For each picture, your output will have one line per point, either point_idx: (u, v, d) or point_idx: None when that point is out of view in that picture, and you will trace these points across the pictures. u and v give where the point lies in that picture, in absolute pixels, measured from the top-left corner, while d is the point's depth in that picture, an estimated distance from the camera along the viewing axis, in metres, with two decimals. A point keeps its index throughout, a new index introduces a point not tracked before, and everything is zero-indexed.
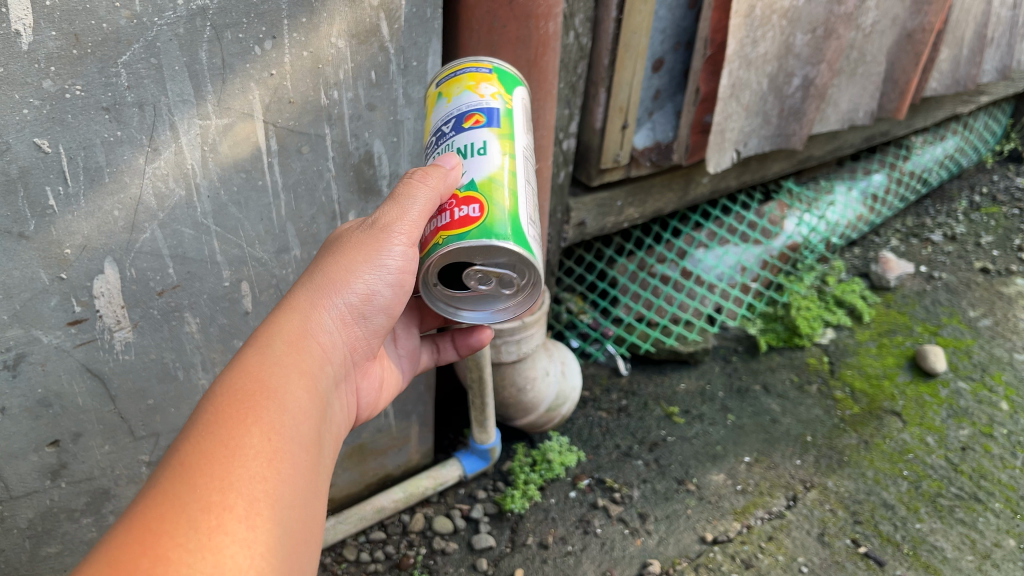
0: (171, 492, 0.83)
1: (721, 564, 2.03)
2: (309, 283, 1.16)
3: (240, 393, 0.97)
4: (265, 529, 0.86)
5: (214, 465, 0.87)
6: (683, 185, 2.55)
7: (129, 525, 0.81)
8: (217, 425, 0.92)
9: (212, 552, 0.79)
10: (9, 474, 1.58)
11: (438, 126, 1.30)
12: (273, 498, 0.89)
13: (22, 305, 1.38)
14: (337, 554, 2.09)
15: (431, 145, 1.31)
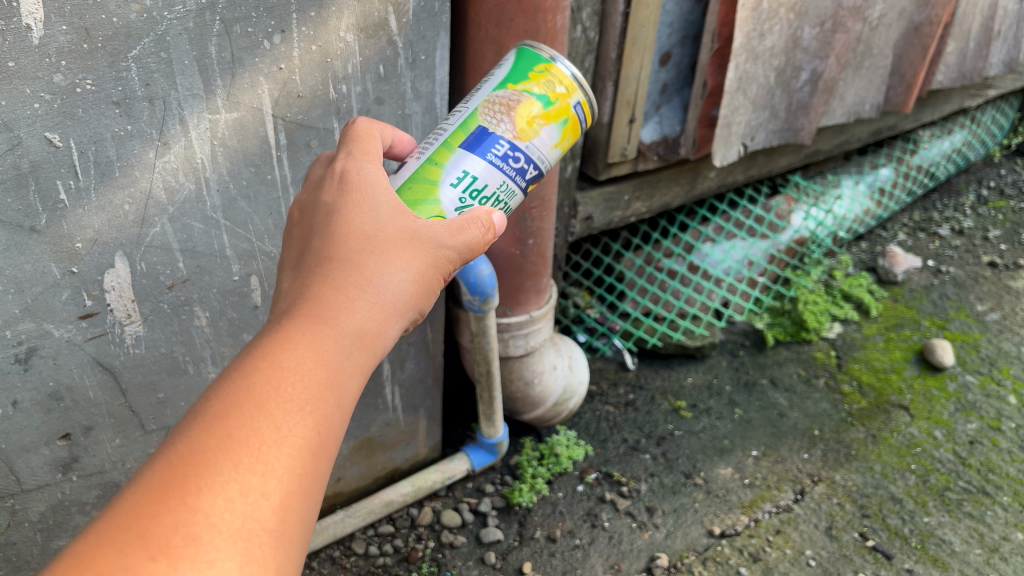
0: (216, 466, 0.73)
1: (729, 557, 2.03)
2: (375, 243, 1.01)
3: (298, 365, 0.84)
4: (289, 526, 0.76)
5: (265, 447, 0.76)
6: (691, 179, 2.54)
7: (159, 486, 0.71)
8: (274, 399, 0.80)
9: (240, 539, 0.71)
10: (20, 467, 1.59)
11: (529, 149, 1.26)
12: (306, 493, 0.79)
13: (33, 299, 1.39)
14: (345, 548, 2.10)
15: (511, 155, 1.25)
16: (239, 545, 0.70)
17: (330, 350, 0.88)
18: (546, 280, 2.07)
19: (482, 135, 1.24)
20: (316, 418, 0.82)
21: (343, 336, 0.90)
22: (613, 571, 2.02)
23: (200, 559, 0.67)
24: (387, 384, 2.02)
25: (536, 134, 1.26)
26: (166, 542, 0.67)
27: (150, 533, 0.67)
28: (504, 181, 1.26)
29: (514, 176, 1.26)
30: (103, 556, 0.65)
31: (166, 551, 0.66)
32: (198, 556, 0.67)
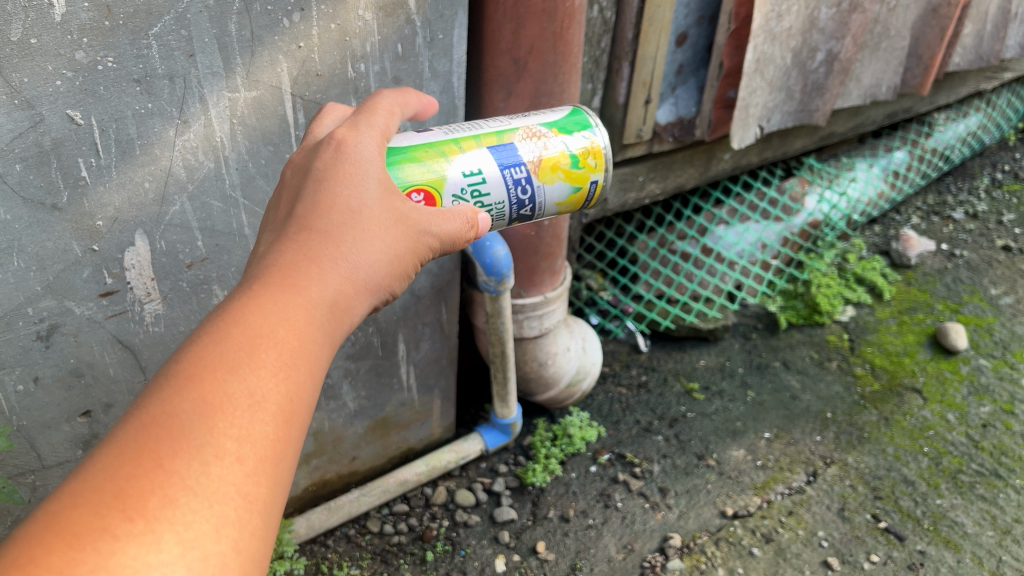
0: (191, 431, 0.68)
1: (742, 538, 2.04)
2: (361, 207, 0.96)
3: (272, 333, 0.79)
4: (269, 489, 0.72)
5: (240, 414, 0.72)
6: (705, 161, 2.54)
7: (131, 448, 0.66)
8: (249, 367, 0.75)
9: (218, 502, 0.67)
10: (41, 443, 1.60)
11: (536, 192, 1.30)
12: (282, 457, 0.75)
13: (55, 276, 1.39)
14: (360, 526, 2.12)
15: (522, 184, 1.29)
16: (215, 509, 0.66)
17: (306, 321, 0.83)
18: (560, 262, 2.06)
19: (510, 153, 1.28)
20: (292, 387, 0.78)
21: (318, 309, 0.86)
22: (626, 550, 2.04)
23: (178, 522, 0.63)
24: (402, 363, 2.03)
25: (550, 182, 1.31)
26: (143, 503, 0.63)
27: (127, 493, 0.63)
28: (499, 204, 1.28)
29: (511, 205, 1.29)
30: (77, 516, 0.61)
31: (144, 513, 0.62)
32: (177, 518, 0.63)
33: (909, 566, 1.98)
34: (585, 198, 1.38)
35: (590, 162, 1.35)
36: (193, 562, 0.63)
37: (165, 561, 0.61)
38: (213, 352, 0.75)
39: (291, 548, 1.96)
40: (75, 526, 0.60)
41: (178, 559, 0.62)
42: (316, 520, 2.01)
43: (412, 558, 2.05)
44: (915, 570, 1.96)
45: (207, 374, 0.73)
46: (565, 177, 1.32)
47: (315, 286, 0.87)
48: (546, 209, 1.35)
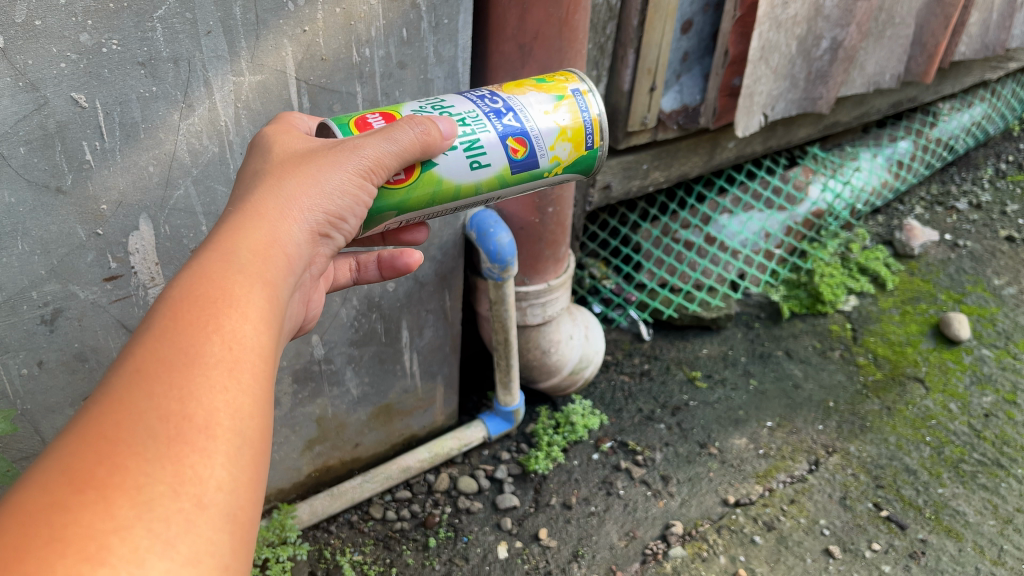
0: (125, 399, 0.66)
1: (744, 526, 2.05)
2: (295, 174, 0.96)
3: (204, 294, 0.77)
4: (231, 440, 0.69)
5: (178, 369, 0.70)
6: (709, 149, 2.53)
7: (70, 434, 0.64)
8: (171, 324, 0.73)
9: (171, 461, 0.64)
10: (45, 427, 1.60)
11: (511, 104, 1.21)
12: (242, 409, 0.72)
13: (59, 260, 1.39)
14: (363, 512, 2.12)
15: (492, 97, 1.22)
16: (169, 468, 0.64)
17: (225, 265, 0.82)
18: (564, 249, 2.06)
19: (470, 90, 1.25)
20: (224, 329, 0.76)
21: (240, 256, 0.84)
22: (629, 537, 2.04)
23: (130, 486, 0.61)
24: (405, 350, 2.03)
25: (523, 92, 1.24)
26: (90, 474, 0.61)
27: (75, 471, 0.61)
28: (478, 119, 1.18)
29: (487, 115, 1.19)
30: (28, 503, 0.59)
31: (93, 483, 0.61)
32: (129, 483, 0.61)
33: (911, 554, 1.98)
34: (579, 108, 1.26)
35: (561, 79, 1.29)
36: (154, 525, 0.61)
37: (124, 526, 0.59)
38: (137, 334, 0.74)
39: (294, 534, 1.97)
40: (28, 512, 0.59)
41: (136, 522, 0.60)
42: (319, 506, 2.02)
43: (415, 544, 2.05)
44: (917, 558, 1.97)
45: (130, 351, 0.72)
46: (538, 90, 1.25)
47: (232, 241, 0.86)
48: (542, 123, 1.22)
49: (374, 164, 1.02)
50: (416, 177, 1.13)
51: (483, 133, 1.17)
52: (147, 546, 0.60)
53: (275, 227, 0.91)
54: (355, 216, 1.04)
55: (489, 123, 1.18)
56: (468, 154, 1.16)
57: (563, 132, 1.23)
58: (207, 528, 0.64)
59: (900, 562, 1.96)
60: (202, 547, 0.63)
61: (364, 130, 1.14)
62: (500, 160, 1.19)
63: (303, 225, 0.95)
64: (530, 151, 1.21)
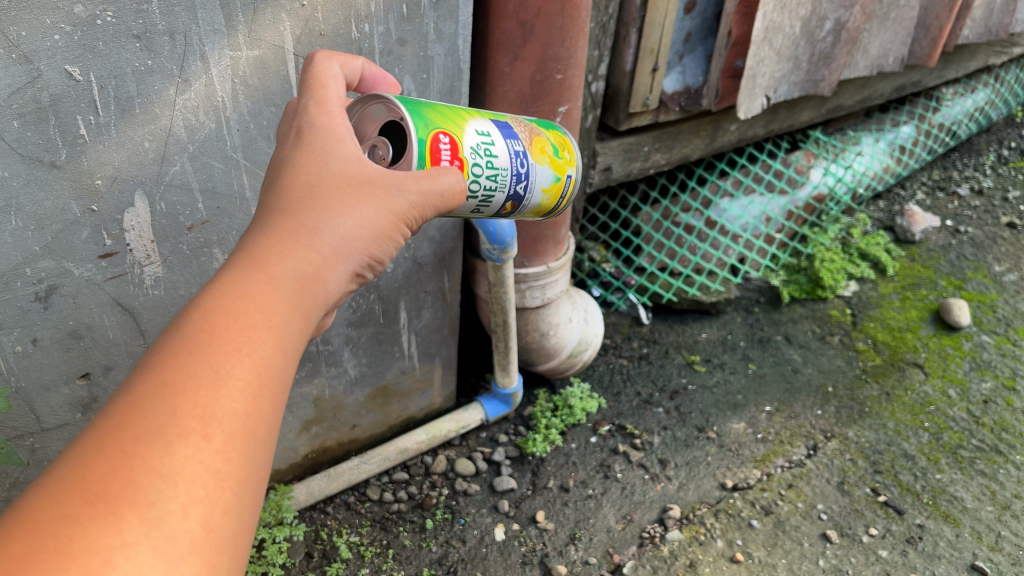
0: (151, 410, 0.65)
1: (742, 510, 2.04)
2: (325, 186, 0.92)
3: (240, 314, 0.74)
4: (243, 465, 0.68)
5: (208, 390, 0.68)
6: (711, 132, 2.51)
7: (89, 442, 0.63)
8: (211, 345, 0.71)
9: (184, 482, 0.63)
10: (40, 405, 1.59)
11: (528, 166, 1.30)
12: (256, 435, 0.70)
13: (53, 236, 1.37)
14: (360, 494, 2.12)
15: (523, 158, 1.28)
16: (182, 487, 0.63)
17: (273, 293, 0.78)
18: (564, 231, 2.04)
19: (509, 126, 1.28)
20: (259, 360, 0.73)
21: (285, 284, 0.80)
22: (626, 521, 2.04)
23: (142, 504, 0.60)
24: (404, 331, 2.01)
25: (538, 156, 1.34)
26: (105, 487, 0.60)
27: (89, 481, 0.60)
28: (505, 168, 1.24)
29: (513, 172, 1.27)
30: (38, 509, 0.59)
31: (105, 497, 0.60)
32: (142, 499, 0.60)
33: (908, 539, 1.98)
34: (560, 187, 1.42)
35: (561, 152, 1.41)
36: (160, 543, 0.60)
37: (129, 542, 0.59)
38: (174, 331, 0.72)
39: (291, 514, 1.96)
40: (38, 520, 0.58)
41: (142, 539, 0.59)
42: (315, 486, 2.01)
43: (412, 526, 2.05)
44: (914, 543, 1.97)
45: (160, 356, 0.70)
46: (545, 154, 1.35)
47: (277, 261, 0.81)
48: (537, 187, 1.34)
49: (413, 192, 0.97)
50: None
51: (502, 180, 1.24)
52: (150, 564, 0.59)
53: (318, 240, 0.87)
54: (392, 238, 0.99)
55: (509, 179, 1.26)
56: (480, 202, 1.23)
57: (543, 199, 1.38)
58: (208, 551, 0.63)
59: (897, 547, 1.96)
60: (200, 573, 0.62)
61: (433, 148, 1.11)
62: (495, 211, 1.29)
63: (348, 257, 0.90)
64: (517, 207, 1.34)
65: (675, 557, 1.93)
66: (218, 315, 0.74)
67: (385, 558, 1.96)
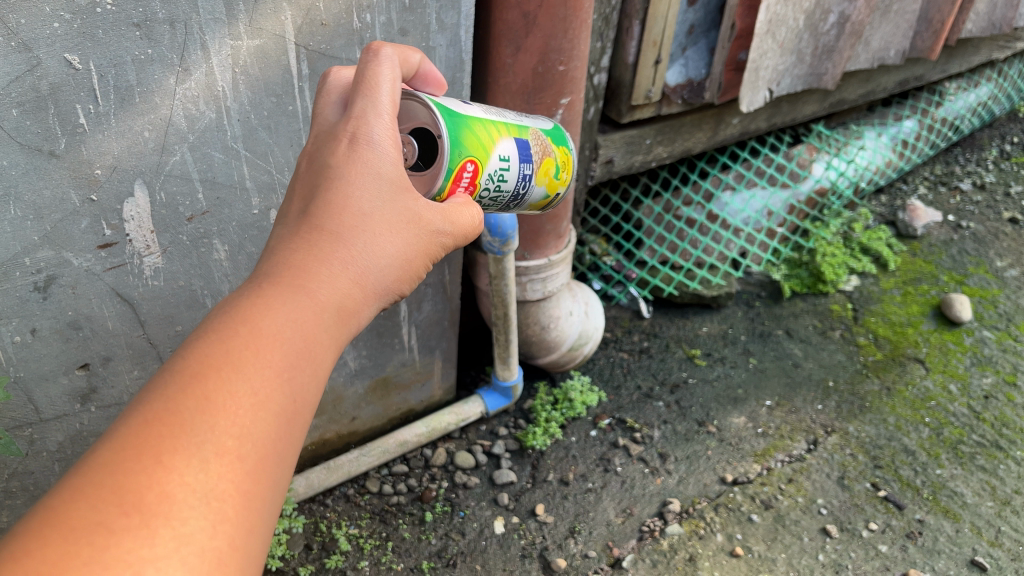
0: (186, 425, 0.68)
1: (741, 504, 2.04)
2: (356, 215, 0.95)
3: (273, 337, 0.78)
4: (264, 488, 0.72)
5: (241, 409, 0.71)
6: (714, 125, 2.50)
7: (124, 447, 0.65)
8: (252, 365, 0.75)
9: (214, 500, 0.66)
10: (38, 396, 1.58)
11: (528, 189, 1.32)
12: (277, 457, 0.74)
13: (52, 226, 1.37)
14: (359, 486, 2.12)
15: (529, 180, 1.30)
16: (213, 505, 0.66)
17: (313, 322, 0.82)
18: (565, 224, 2.04)
19: (529, 148, 1.29)
20: (294, 385, 0.78)
21: (323, 312, 0.85)
22: (626, 515, 2.03)
23: (174, 517, 0.63)
24: (404, 324, 2.01)
25: (541, 177, 1.35)
26: (140, 498, 0.62)
27: (126, 489, 0.62)
28: (507, 191, 1.26)
29: (514, 192, 1.29)
30: (74, 511, 0.61)
31: (140, 507, 0.62)
32: (174, 513, 0.63)
33: (908, 534, 1.98)
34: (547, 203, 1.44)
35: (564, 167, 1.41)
36: (189, 558, 0.62)
37: (161, 556, 0.61)
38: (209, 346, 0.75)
39: (290, 506, 1.96)
40: (73, 522, 0.60)
41: (173, 553, 0.61)
42: (315, 478, 2.01)
43: (411, 518, 2.04)
44: (914, 538, 1.97)
45: (193, 368, 0.73)
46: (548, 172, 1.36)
47: (317, 280, 0.86)
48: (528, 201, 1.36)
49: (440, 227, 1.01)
50: None
51: (500, 198, 1.26)
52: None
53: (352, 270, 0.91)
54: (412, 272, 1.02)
55: (508, 197, 1.29)
56: None
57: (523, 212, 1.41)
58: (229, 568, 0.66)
59: (897, 542, 1.96)
60: None
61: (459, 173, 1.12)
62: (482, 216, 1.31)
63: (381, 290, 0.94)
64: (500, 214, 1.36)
65: (674, 551, 1.92)
66: (261, 337, 0.77)
67: (385, 550, 1.95)
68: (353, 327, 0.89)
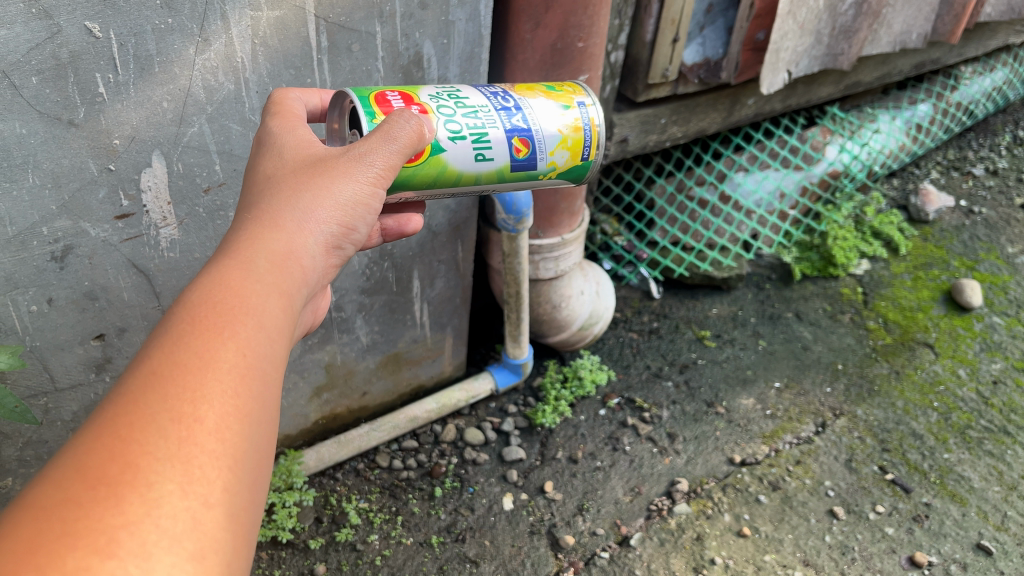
0: (136, 400, 0.68)
1: (749, 485, 2.05)
2: (296, 182, 0.96)
3: (215, 302, 0.79)
4: (237, 444, 0.71)
5: (191, 373, 0.71)
6: (729, 106, 2.48)
7: (83, 439, 0.66)
8: (190, 332, 0.75)
9: (181, 461, 0.66)
10: (54, 365, 1.59)
11: (522, 104, 1.24)
12: (246, 414, 0.74)
13: (70, 196, 1.36)
14: (370, 461, 2.13)
15: (505, 96, 1.24)
16: (179, 466, 0.65)
17: (248, 279, 0.83)
18: (580, 203, 2.03)
19: (484, 86, 1.28)
20: (240, 339, 0.77)
21: (254, 267, 0.85)
22: (634, 493, 2.05)
23: (141, 484, 0.63)
24: (416, 300, 2.01)
25: (533, 95, 1.27)
26: (103, 472, 0.62)
27: (90, 469, 0.63)
28: (482, 105, 1.21)
29: (499, 108, 1.22)
30: (45, 498, 0.61)
31: (104, 480, 0.62)
32: (140, 480, 0.63)
33: (914, 517, 1.99)
34: (581, 123, 1.29)
35: (567, 91, 1.32)
36: (163, 521, 0.62)
37: (132, 522, 0.61)
38: (153, 334, 0.76)
39: (301, 480, 1.99)
40: (44, 507, 0.60)
41: (145, 518, 0.61)
42: (326, 452, 2.03)
43: (421, 493, 2.06)
44: (920, 521, 1.98)
45: (140, 357, 0.73)
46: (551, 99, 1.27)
47: (255, 249, 0.88)
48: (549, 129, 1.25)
49: (384, 170, 1.01)
50: (423, 159, 1.15)
51: (492, 129, 1.20)
52: (155, 541, 0.61)
53: (293, 232, 0.92)
54: (365, 225, 1.03)
55: (498, 116, 1.21)
56: (474, 145, 1.19)
57: (563, 142, 1.27)
58: (213, 524, 0.65)
59: (903, 525, 1.97)
60: (208, 544, 0.64)
61: (383, 105, 1.15)
62: (503, 156, 1.22)
63: (320, 237, 0.95)
64: (534, 149, 1.24)
65: (682, 530, 1.94)
66: (194, 305, 0.78)
67: (394, 524, 1.97)
68: (299, 281, 0.90)
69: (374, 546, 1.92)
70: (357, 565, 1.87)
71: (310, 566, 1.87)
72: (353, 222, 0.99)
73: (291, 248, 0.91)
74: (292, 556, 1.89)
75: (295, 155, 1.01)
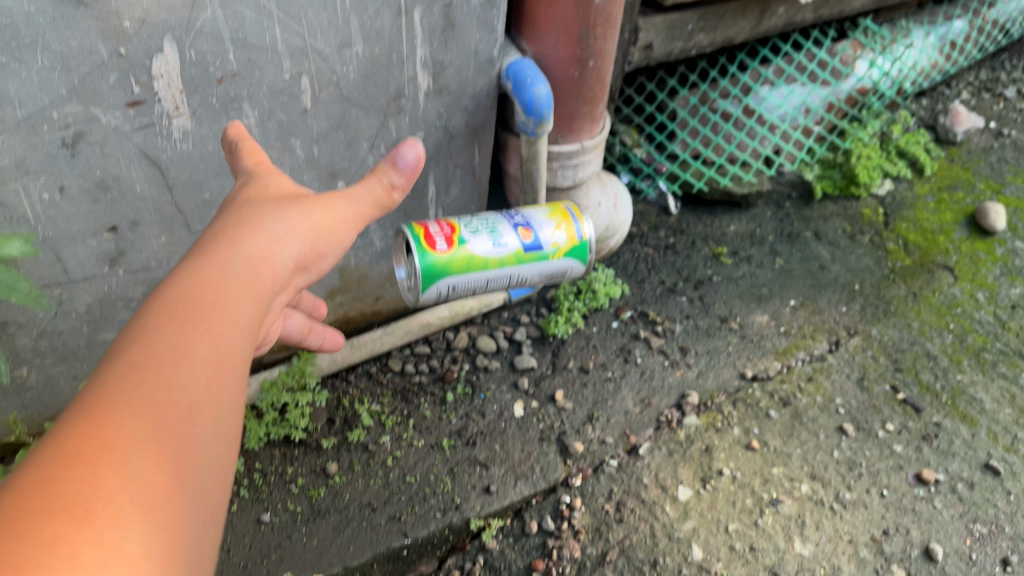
0: (115, 390, 0.76)
1: (760, 400, 2.11)
2: (271, 207, 1.05)
3: (187, 297, 0.88)
4: (208, 428, 0.81)
5: (165, 366, 0.80)
6: (759, 14, 2.39)
7: (65, 423, 0.73)
8: (166, 329, 0.83)
9: (155, 442, 0.74)
10: (67, 257, 1.56)
11: None
12: (221, 404, 0.83)
13: (80, 79, 1.32)
14: (382, 365, 2.15)
15: None
16: (153, 446, 0.74)
17: (215, 282, 0.91)
18: (601, 109, 1.97)
19: None
20: (213, 334, 0.86)
21: (231, 269, 0.94)
22: (644, 405, 2.11)
23: (116, 461, 0.71)
24: (430, 206, 1.98)
25: None
26: (83, 452, 0.70)
27: (71, 454, 0.69)
28: None
29: None
30: (26, 476, 0.67)
31: (81, 459, 0.69)
32: (117, 462, 0.70)
33: (924, 437, 2.05)
34: None
35: None
36: (140, 499, 0.70)
37: (106, 493, 0.68)
38: (127, 330, 0.84)
39: (314, 381, 2.04)
40: (27, 486, 0.66)
41: (119, 492, 0.69)
42: (338, 356, 2.06)
43: (433, 398, 2.10)
44: (930, 441, 2.04)
45: (117, 351, 0.81)
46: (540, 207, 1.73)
47: (226, 255, 0.96)
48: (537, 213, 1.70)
49: (337, 223, 1.12)
50: None
51: None
52: (125, 516, 0.68)
53: (268, 243, 1.01)
54: (330, 253, 1.14)
55: None
56: None
57: None
58: (183, 501, 0.74)
59: (912, 443, 2.04)
60: (176, 516, 0.73)
61: None
62: None
63: (291, 254, 1.04)
64: None
65: (690, 441, 2.03)
66: (168, 303, 0.87)
67: (406, 427, 2.03)
68: (268, 281, 0.98)
69: (385, 448, 1.98)
70: (369, 466, 1.94)
71: (322, 464, 1.93)
72: (319, 250, 1.10)
73: (268, 255, 1.00)
74: (304, 455, 1.95)
75: (263, 189, 1.10)
